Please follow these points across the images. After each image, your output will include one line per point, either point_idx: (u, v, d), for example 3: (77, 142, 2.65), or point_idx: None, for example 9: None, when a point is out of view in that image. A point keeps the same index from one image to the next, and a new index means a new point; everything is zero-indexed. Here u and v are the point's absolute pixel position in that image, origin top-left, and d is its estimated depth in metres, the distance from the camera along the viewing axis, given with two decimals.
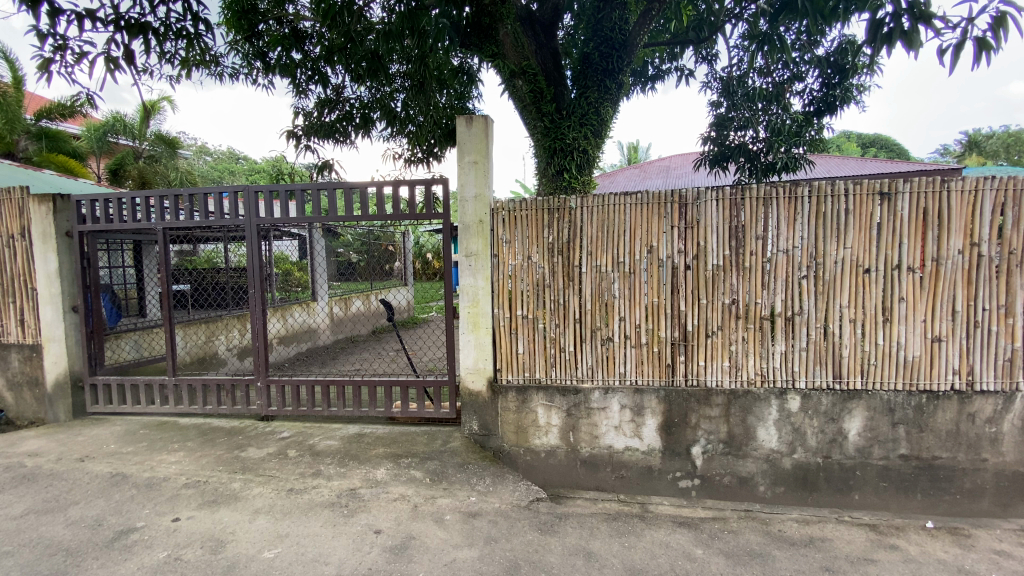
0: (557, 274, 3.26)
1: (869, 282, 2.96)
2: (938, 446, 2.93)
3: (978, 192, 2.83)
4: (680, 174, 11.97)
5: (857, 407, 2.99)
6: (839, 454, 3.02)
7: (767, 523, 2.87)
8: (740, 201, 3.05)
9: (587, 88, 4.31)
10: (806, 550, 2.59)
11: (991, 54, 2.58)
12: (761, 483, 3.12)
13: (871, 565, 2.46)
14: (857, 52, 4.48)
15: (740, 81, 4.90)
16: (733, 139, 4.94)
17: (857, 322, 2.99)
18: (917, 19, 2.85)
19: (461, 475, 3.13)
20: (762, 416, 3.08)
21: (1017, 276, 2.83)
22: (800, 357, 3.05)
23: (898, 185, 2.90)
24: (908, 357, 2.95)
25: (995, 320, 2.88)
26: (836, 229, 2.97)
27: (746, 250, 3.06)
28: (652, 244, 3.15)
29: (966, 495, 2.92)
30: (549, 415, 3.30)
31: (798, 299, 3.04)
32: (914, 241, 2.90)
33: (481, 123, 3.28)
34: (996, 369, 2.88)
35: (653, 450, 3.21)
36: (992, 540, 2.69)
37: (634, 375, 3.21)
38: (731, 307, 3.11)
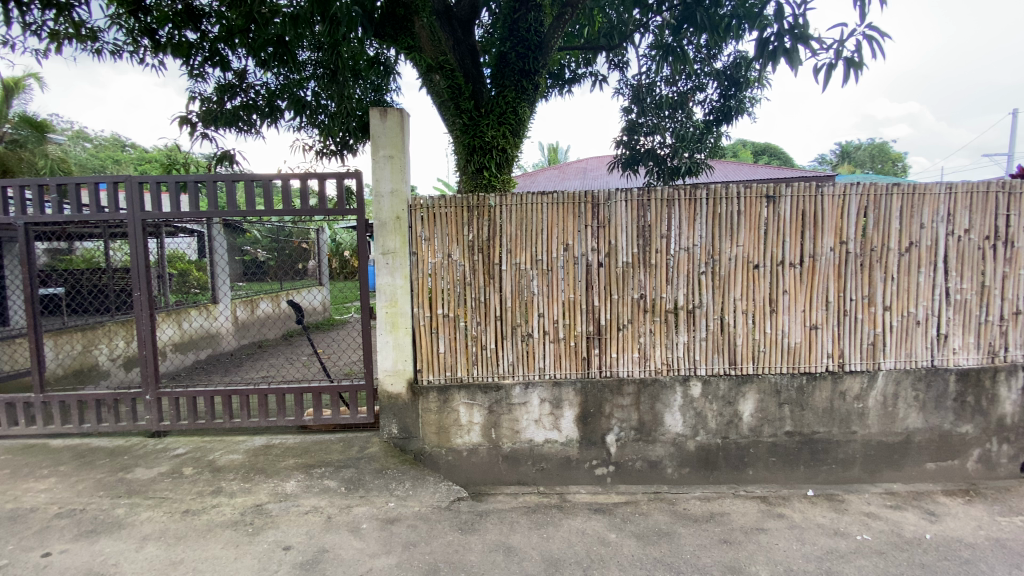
0: (476, 272, 3.25)
1: (758, 276, 3.26)
2: (816, 421, 3.30)
3: (845, 196, 3.21)
4: (597, 175, 12.43)
5: (749, 390, 3.28)
6: (736, 434, 3.30)
7: (673, 503, 3.07)
8: (646, 201, 3.23)
9: (504, 88, 4.28)
10: (706, 526, 2.79)
11: (858, 73, 2.92)
12: (669, 465, 3.32)
13: (762, 533, 2.71)
14: (748, 67, 4.90)
15: (649, 89, 5.15)
16: (642, 144, 5.23)
17: (749, 313, 3.28)
18: (797, 40, 3.18)
19: (379, 480, 3.03)
20: (669, 402, 3.29)
21: (876, 270, 3.26)
22: (701, 346, 3.29)
23: (781, 189, 3.21)
24: (790, 343, 3.28)
25: (860, 309, 3.28)
26: (731, 229, 3.23)
27: (653, 248, 3.25)
28: (568, 242, 3.24)
29: (839, 464, 3.31)
30: (469, 414, 3.29)
31: (698, 292, 3.27)
32: (793, 240, 3.23)
33: (395, 116, 3.19)
34: (862, 351, 3.28)
35: (571, 441, 3.30)
36: (860, 503, 3.06)
37: (553, 369, 3.29)
38: (640, 301, 3.28)
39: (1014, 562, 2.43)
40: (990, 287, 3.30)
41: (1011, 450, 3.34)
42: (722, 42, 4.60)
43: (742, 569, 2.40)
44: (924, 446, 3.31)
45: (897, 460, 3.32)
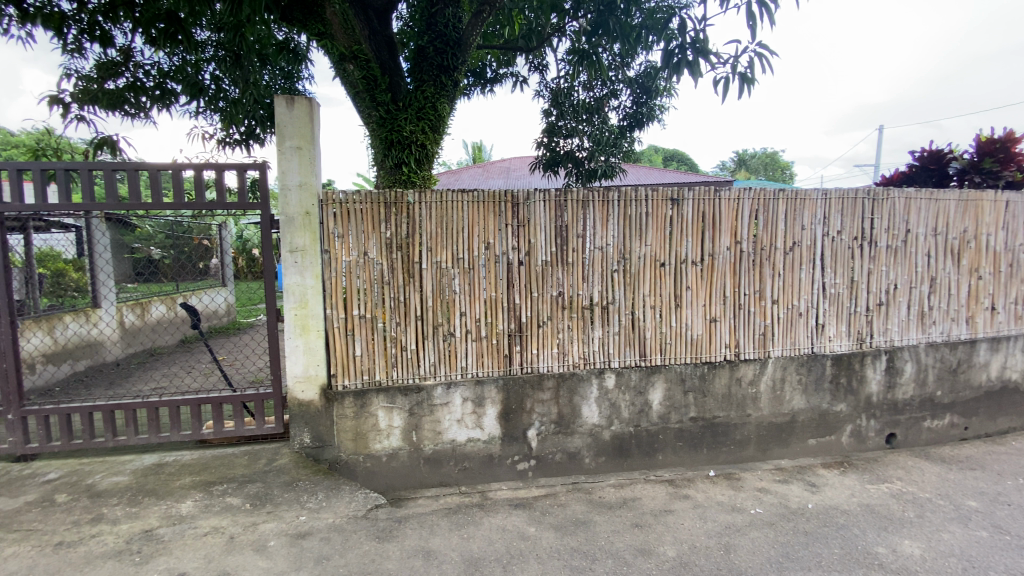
0: (394, 271, 3.16)
1: (665, 274, 3.47)
2: (716, 406, 3.57)
3: (739, 200, 3.51)
4: (519, 175, 12.58)
5: (658, 379, 3.48)
6: (647, 422, 3.49)
7: (590, 492, 3.19)
8: (563, 202, 3.31)
9: (423, 82, 4.19)
10: (620, 512, 2.93)
11: (751, 87, 3.19)
12: (586, 456, 3.44)
13: (670, 515, 2.89)
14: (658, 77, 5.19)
15: (567, 93, 5.32)
16: (561, 146, 5.39)
17: (657, 308, 3.48)
18: (698, 54, 3.40)
19: (289, 494, 2.86)
20: (586, 395, 3.40)
21: (765, 268, 3.59)
22: (615, 340, 3.44)
23: (684, 192, 3.44)
24: (693, 335, 3.53)
25: (753, 302, 3.60)
26: (640, 229, 3.41)
27: (570, 246, 3.34)
28: (488, 240, 3.24)
29: (737, 444, 3.62)
30: (388, 417, 3.20)
31: (612, 290, 3.42)
32: (695, 239, 3.48)
33: (304, 105, 3.01)
34: (754, 341, 3.60)
35: (492, 439, 3.32)
36: (754, 479, 3.36)
37: (474, 368, 3.28)
38: (559, 298, 3.36)
39: (876, 522, 2.78)
40: (858, 282, 3.76)
41: (876, 424, 3.82)
42: (633, 52, 4.82)
43: (652, 550, 2.54)
44: (807, 424, 3.70)
45: (786, 439, 3.68)
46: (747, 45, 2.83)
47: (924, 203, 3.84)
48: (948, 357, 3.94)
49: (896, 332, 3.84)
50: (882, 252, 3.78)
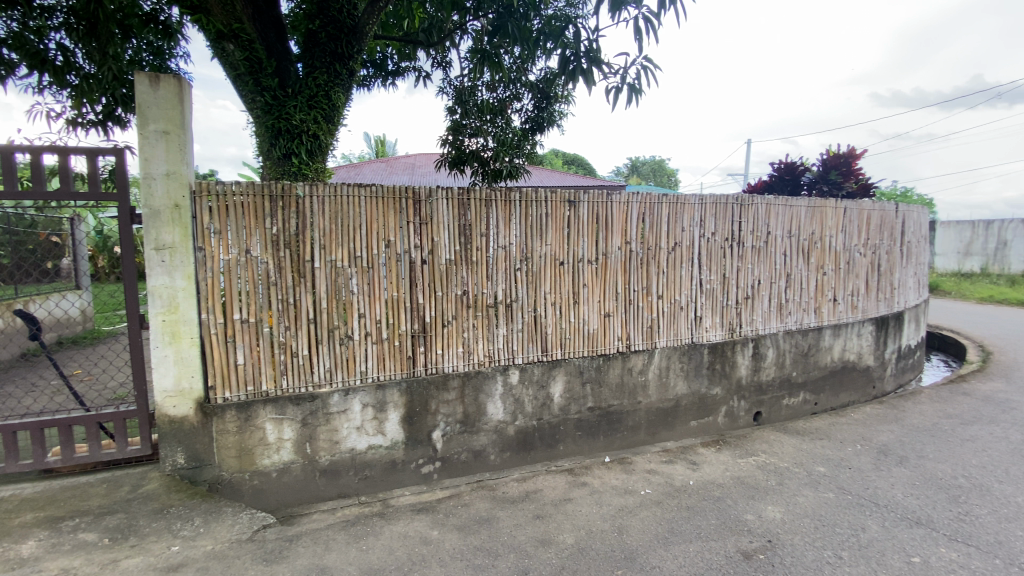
0: (284, 270, 2.94)
1: (564, 272, 3.60)
2: (611, 396, 3.79)
3: (629, 203, 3.75)
4: (424, 172, 12.35)
5: (559, 373, 3.61)
6: (548, 415, 3.60)
7: (494, 489, 3.22)
8: (466, 201, 3.30)
9: (313, 68, 3.92)
10: (522, 505, 2.99)
11: (639, 98, 3.40)
12: (491, 453, 3.47)
13: (569, 503, 3.01)
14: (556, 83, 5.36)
15: (471, 92, 5.32)
16: (468, 145, 5.33)
17: (557, 305, 3.61)
18: (592, 63, 3.57)
19: (159, 523, 2.54)
20: (490, 392, 3.43)
21: (652, 266, 3.88)
22: (518, 337, 3.50)
23: (580, 195, 3.60)
24: (591, 330, 3.71)
25: (642, 298, 3.87)
26: (540, 230, 3.51)
27: (473, 245, 3.34)
28: (388, 238, 3.13)
29: (630, 430, 3.86)
30: (278, 429, 2.97)
31: (514, 288, 3.47)
32: (591, 239, 3.66)
33: (171, 85, 2.68)
34: (644, 334, 3.88)
35: (395, 444, 3.22)
36: (644, 462, 3.62)
37: (375, 372, 3.16)
38: (463, 297, 3.35)
39: (746, 492, 3.13)
40: (730, 278, 4.20)
41: (745, 404, 4.30)
42: (534, 57, 4.93)
43: (552, 540, 2.63)
44: (690, 407, 4.06)
45: (672, 422, 4.01)
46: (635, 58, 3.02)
47: (782, 208, 4.40)
48: (801, 343, 4.54)
49: (760, 322, 4.35)
50: (748, 251, 4.26)
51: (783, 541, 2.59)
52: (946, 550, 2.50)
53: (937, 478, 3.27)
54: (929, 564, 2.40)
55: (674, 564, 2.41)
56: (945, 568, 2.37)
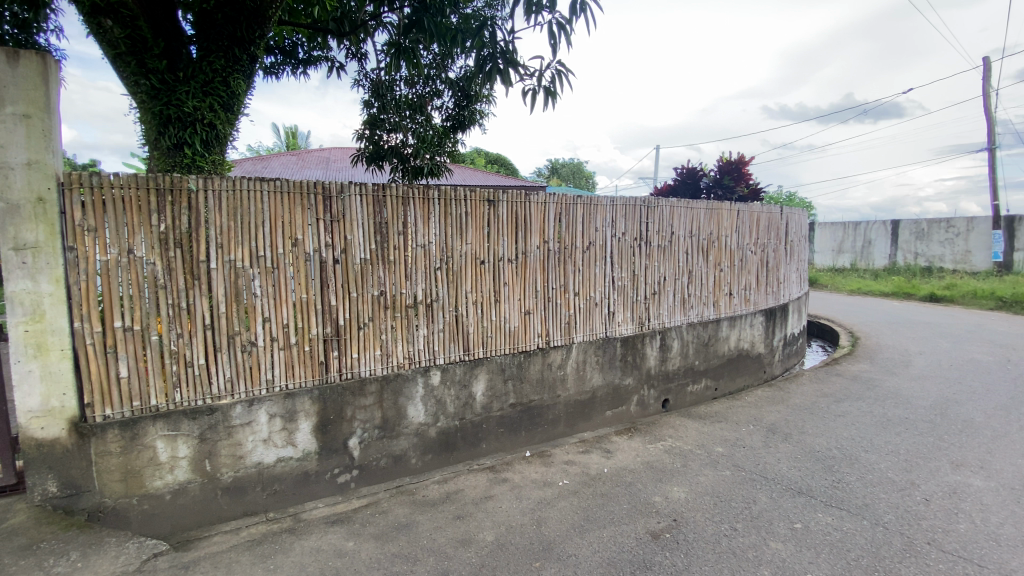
0: (174, 272, 2.67)
1: (484, 271, 3.61)
2: (532, 391, 3.86)
3: (546, 204, 3.86)
4: (340, 167, 11.82)
5: (481, 372, 3.62)
6: (471, 414, 3.59)
7: (414, 493, 3.17)
8: (381, 198, 3.20)
9: (208, 51, 3.56)
10: (442, 507, 2.97)
11: (554, 101, 3.41)
12: (412, 456, 3.40)
13: (490, 501, 3.03)
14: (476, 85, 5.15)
15: (389, 86, 5.16)
16: (386, 140, 5.18)
17: (478, 304, 3.61)
18: (508, 64, 3.59)
19: (24, 561, 2.21)
20: (411, 394, 3.36)
21: (569, 265, 4.01)
22: (438, 338, 3.46)
23: (499, 194, 3.63)
24: (511, 328, 3.76)
25: (560, 295, 3.99)
26: (459, 228, 3.49)
27: (390, 244, 3.24)
28: (296, 236, 2.96)
29: (550, 424, 3.96)
30: (172, 447, 2.69)
31: (434, 287, 3.43)
32: (510, 238, 3.71)
33: (33, 63, 2.34)
34: (562, 330, 4.00)
35: (307, 454, 3.05)
36: (563, 454, 3.73)
37: (283, 380, 2.98)
38: (380, 298, 3.25)
39: (655, 476, 3.33)
40: (639, 275, 4.45)
41: (655, 392, 4.58)
42: (454, 54, 4.87)
43: (472, 539, 2.63)
44: (605, 398, 4.25)
45: (589, 413, 4.17)
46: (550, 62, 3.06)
47: (684, 211, 4.74)
48: (702, 334, 4.92)
49: (667, 315, 4.66)
50: (654, 250, 4.54)
51: (687, 519, 2.79)
52: (823, 515, 2.83)
53: (815, 451, 3.69)
54: (808, 528, 2.70)
55: (590, 551, 2.51)
56: (821, 530, 2.68)
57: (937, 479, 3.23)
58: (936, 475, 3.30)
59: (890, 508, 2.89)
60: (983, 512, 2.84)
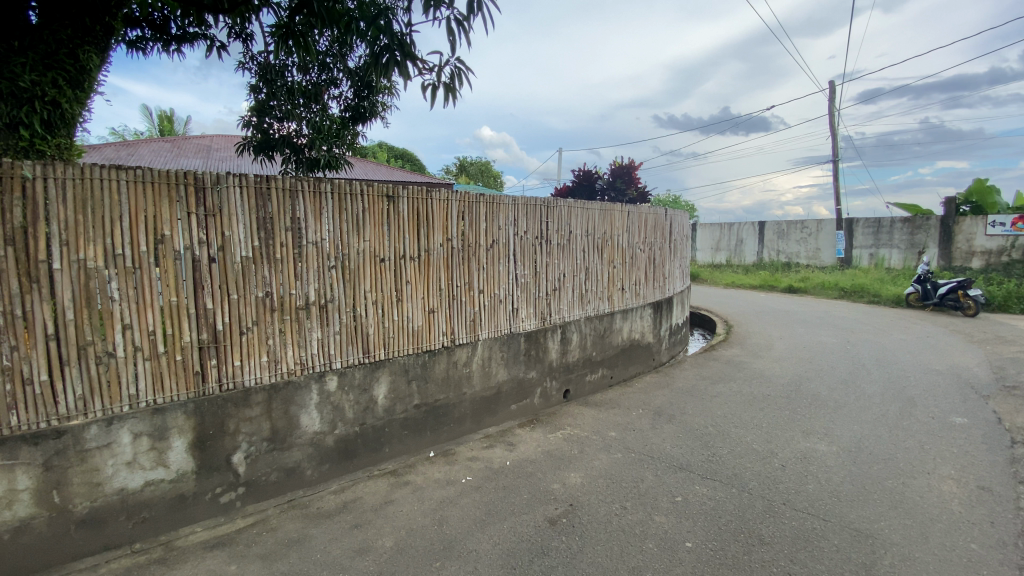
0: (3, 274, 2.26)
1: (384, 270, 3.50)
2: (437, 391, 3.82)
3: (448, 201, 3.83)
4: (223, 156, 10.77)
5: (382, 374, 3.50)
6: (372, 419, 3.46)
7: (308, 507, 2.99)
8: (265, 191, 2.97)
9: (52, 18, 3.00)
10: (339, 517, 2.84)
11: (455, 99, 3.06)
12: (307, 468, 3.20)
13: (390, 505, 2.95)
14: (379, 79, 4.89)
15: (280, 71, 4.74)
16: (275, 129, 4.81)
17: (378, 303, 3.49)
18: (406, 57, 3.34)
19: None
20: (304, 402, 3.16)
21: (472, 263, 4.03)
22: (334, 341, 3.29)
23: (399, 190, 3.54)
24: (414, 327, 3.68)
25: (464, 293, 3.99)
26: (356, 224, 3.34)
27: (276, 241, 3.02)
28: (163, 232, 2.65)
29: (455, 422, 3.94)
30: (6, 479, 2.28)
31: (328, 286, 3.25)
32: (411, 235, 3.63)
33: None
34: (466, 328, 4.00)
35: (182, 475, 2.75)
36: (467, 451, 3.74)
37: (150, 395, 2.65)
38: (265, 300, 3.01)
39: (554, 464, 3.47)
40: (540, 273, 4.59)
41: (556, 383, 4.75)
42: (352, 43, 4.61)
43: (370, 547, 2.55)
44: (509, 393, 4.32)
45: (494, 409, 4.22)
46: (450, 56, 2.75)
47: (581, 211, 5.00)
48: (598, 326, 5.20)
49: (567, 310, 4.86)
50: (554, 248, 4.73)
51: (583, 503, 2.94)
52: (700, 487, 3.13)
53: (694, 430, 4.07)
54: (687, 500, 2.98)
55: (490, 544, 2.55)
56: (698, 501, 2.96)
57: (791, 447, 3.73)
58: (791, 443, 3.80)
59: (754, 476, 3.28)
60: (826, 472, 3.32)
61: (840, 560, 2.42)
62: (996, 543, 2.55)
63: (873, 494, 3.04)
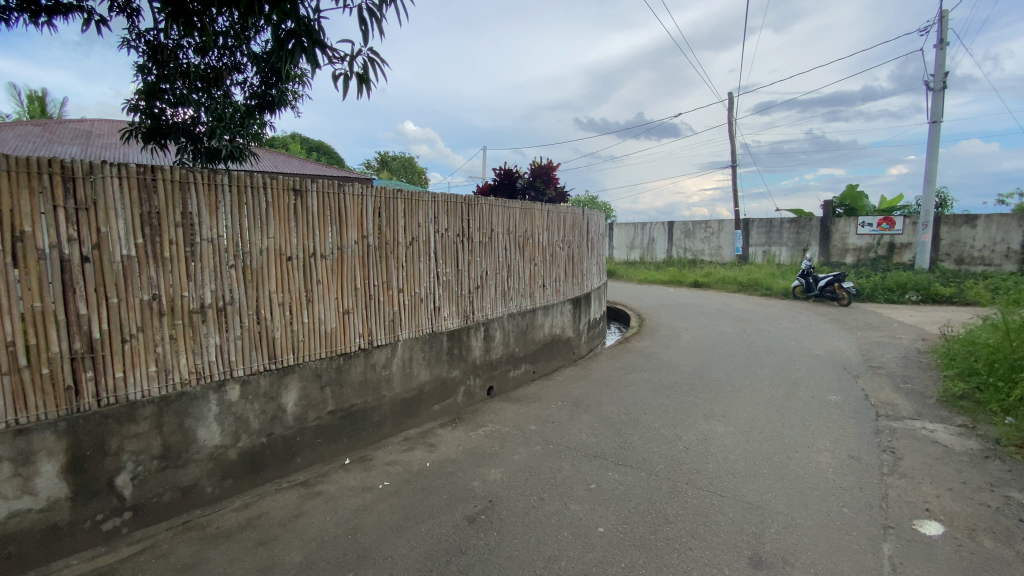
0: None
1: (292, 269, 3.31)
2: (353, 395, 3.68)
3: (362, 197, 3.70)
4: (104, 142, 9.62)
5: (291, 381, 3.31)
6: (281, 428, 3.26)
7: (206, 527, 2.76)
8: (150, 182, 2.69)
9: None
10: (242, 536, 2.65)
11: (368, 92, 2.89)
12: (207, 485, 2.95)
13: (300, 518, 2.80)
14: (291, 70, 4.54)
15: (173, 52, 4.23)
16: (169, 115, 4.32)
17: (285, 305, 3.29)
18: (314, 44, 3.06)
19: None
20: (202, 414, 2.91)
21: (390, 260, 3.92)
22: (236, 346, 3.06)
23: (307, 183, 3.36)
24: (327, 329, 3.51)
25: (381, 292, 3.87)
26: (258, 220, 3.12)
27: (164, 238, 2.75)
28: (22, 228, 2.31)
29: (374, 426, 3.82)
30: None
31: (227, 287, 3.01)
32: (322, 232, 3.46)
33: None
34: (384, 328, 3.89)
35: (54, 504, 2.43)
36: (385, 455, 3.64)
37: (10, 414, 2.31)
38: (152, 303, 2.73)
39: (475, 462, 3.48)
40: (462, 271, 4.57)
41: (480, 381, 4.76)
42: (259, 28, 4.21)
43: (276, 564, 2.41)
44: (431, 393, 4.27)
45: (416, 410, 4.14)
46: (363, 49, 2.56)
47: (501, 209, 5.04)
48: (521, 323, 5.28)
49: (489, 307, 4.88)
50: (475, 246, 4.73)
51: (501, 498, 2.97)
52: (613, 473, 3.29)
53: (609, 418, 4.27)
54: (600, 487, 3.11)
55: (406, 549, 2.50)
56: (610, 487, 3.11)
57: (695, 430, 4.02)
58: (694, 426, 4.10)
59: (662, 459, 3.50)
60: (723, 451, 3.62)
61: (735, 531, 2.65)
62: (862, 506, 2.92)
63: (763, 469, 3.36)
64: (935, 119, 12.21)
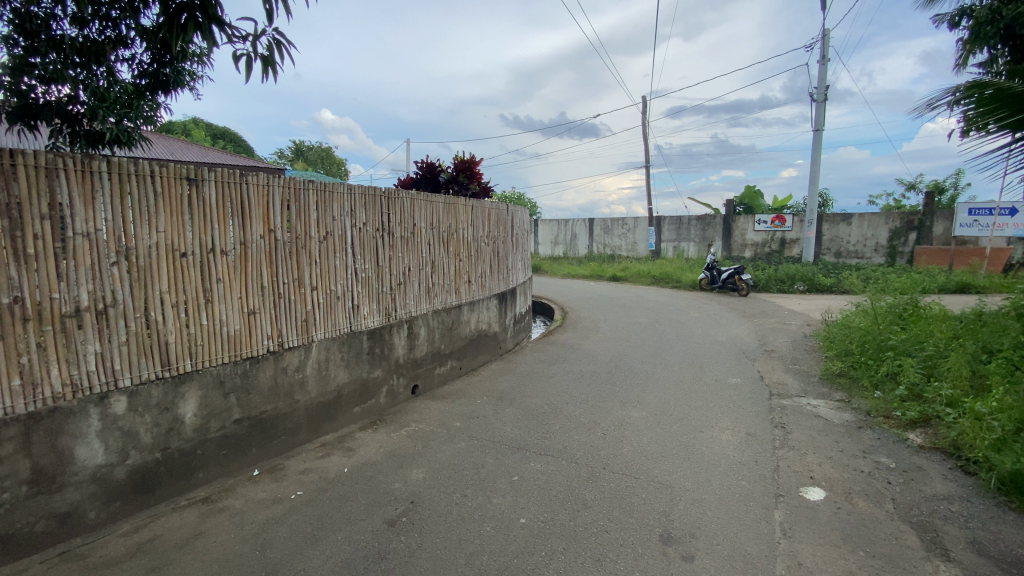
0: None
1: (187, 266, 3.02)
2: (262, 402, 3.44)
3: (268, 189, 3.46)
4: None
5: (190, 389, 3.03)
6: (178, 441, 2.98)
7: (88, 557, 2.46)
8: (6, 168, 2.33)
9: None
10: (132, 564, 2.40)
11: (273, 74, 2.71)
12: (90, 509, 2.63)
13: (200, 539, 2.59)
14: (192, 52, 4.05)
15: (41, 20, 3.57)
16: (38, 93, 3.71)
17: (179, 306, 3.00)
18: (211, 20, 2.79)
19: None
20: (81, 431, 2.58)
21: (301, 256, 3.70)
22: (121, 353, 2.74)
23: (204, 173, 3.08)
24: (230, 332, 3.25)
25: (292, 291, 3.65)
26: (144, 212, 2.81)
27: (26, 232, 2.40)
28: None
29: (287, 433, 3.61)
30: None
31: (108, 288, 2.69)
32: (222, 226, 3.20)
33: None
34: (296, 329, 3.67)
35: None
36: (298, 463, 3.45)
37: None
38: (12, 308, 2.37)
39: (395, 463, 3.39)
40: (382, 267, 4.43)
41: (403, 380, 4.65)
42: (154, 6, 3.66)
43: None
44: (350, 395, 4.10)
45: (333, 414, 3.95)
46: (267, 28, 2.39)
47: (423, 203, 4.93)
48: (446, 319, 5.22)
49: (412, 304, 4.77)
50: (396, 241, 4.59)
51: (423, 499, 2.93)
52: (535, 463, 3.36)
53: (532, 410, 4.35)
54: (523, 478, 3.17)
55: (321, 560, 2.39)
56: (532, 478, 3.17)
57: (611, 416, 4.21)
58: (612, 413, 4.29)
59: (581, 446, 3.63)
60: (637, 436, 3.83)
61: (647, 511, 2.81)
62: (758, 478, 3.22)
63: (673, 450, 3.60)
64: (818, 127, 13.65)
